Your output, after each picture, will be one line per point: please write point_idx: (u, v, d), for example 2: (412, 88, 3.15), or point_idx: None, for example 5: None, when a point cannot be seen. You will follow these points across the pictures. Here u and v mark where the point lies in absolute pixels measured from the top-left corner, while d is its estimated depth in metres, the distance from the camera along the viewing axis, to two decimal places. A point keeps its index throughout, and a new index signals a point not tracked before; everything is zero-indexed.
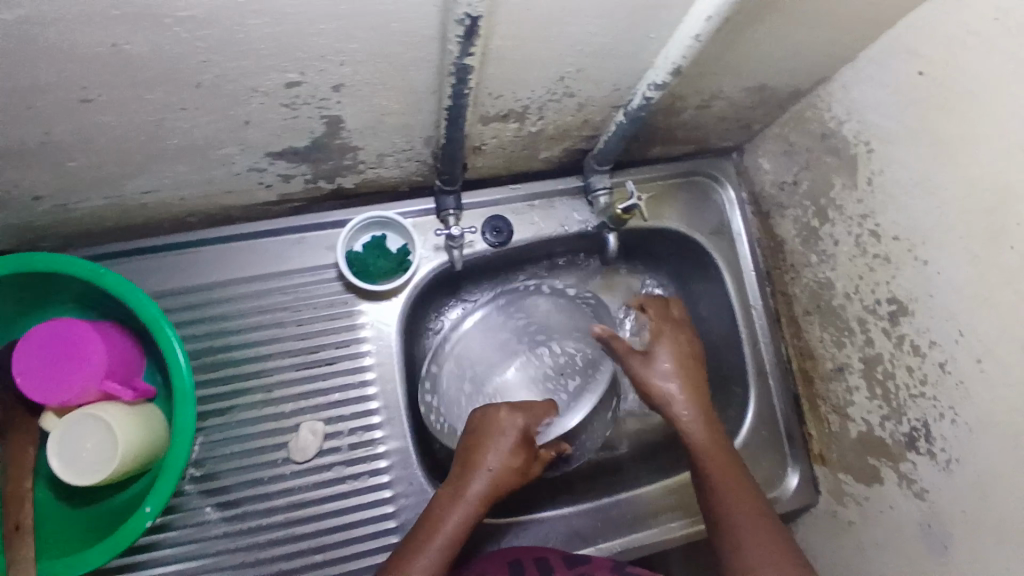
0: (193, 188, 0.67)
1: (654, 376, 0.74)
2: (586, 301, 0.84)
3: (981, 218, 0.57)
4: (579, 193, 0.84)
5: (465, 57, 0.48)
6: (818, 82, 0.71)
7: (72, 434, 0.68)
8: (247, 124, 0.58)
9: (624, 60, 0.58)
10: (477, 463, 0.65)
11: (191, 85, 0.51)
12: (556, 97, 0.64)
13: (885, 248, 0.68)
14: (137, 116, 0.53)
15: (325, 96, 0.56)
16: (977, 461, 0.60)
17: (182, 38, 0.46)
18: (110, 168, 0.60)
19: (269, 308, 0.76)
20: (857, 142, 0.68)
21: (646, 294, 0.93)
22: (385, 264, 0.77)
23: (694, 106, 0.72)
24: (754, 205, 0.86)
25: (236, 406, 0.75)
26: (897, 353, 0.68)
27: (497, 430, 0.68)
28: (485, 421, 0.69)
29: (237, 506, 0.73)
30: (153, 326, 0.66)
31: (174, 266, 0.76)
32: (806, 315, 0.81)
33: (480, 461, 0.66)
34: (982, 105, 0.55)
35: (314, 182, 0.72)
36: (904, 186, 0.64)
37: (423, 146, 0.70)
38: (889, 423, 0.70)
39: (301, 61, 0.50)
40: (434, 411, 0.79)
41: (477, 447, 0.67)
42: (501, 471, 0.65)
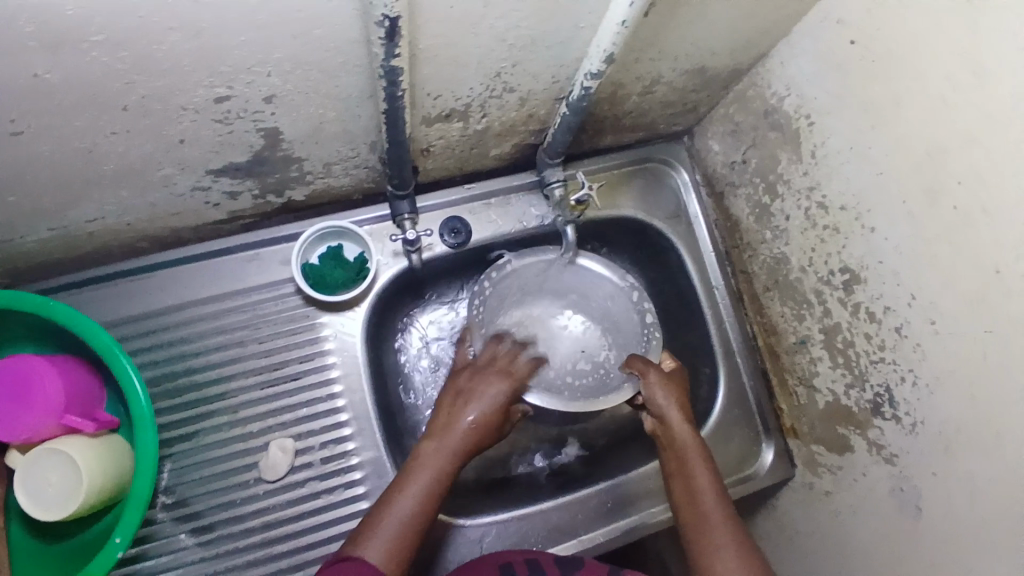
0: (138, 212, 0.66)
1: (658, 395, 0.72)
2: (646, 336, 0.79)
3: (920, 180, 0.58)
4: (534, 188, 0.84)
5: (392, 59, 0.48)
6: (756, 60, 0.72)
7: (35, 471, 0.66)
8: (182, 143, 0.57)
9: (557, 50, 0.59)
10: (460, 422, 0.66)
11: (119, 108, 0.50)
12: (496, 94, 0.64)
13: (833, 219, 0.69)
14: (68, 144, 0.52)
15: (258, 108, 0.55)
16: (941, 420, 0.61)
17: (102, 62, 0.45)
18: (49, 200, 0.59)
19: (228, 328, 0.75)
20: (798, 116, 0.70)
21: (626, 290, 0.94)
22: (343, 274, 0.77)
23: (637, 93, 0.73)
24: (708, 187, 0.87)
25: (202, 429, 0.73)
26: (854, 322, 0.69)
27: (484, 392, 0.68)
28: (473, 385, 0.69)
29: (211, 531, 0.71)
30: (106, 354, 0.64)
31: (127, 292, 0.74)
32: (766, 292, 0.82)
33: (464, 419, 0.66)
34: (910, 68, 0.57)
35: (263, 197, 0.72)
36: (846, 155, 0.65)
37: (369, 152, 0.69)
38: (854, 391, 0.71)
39: (226, 74, 0.50)
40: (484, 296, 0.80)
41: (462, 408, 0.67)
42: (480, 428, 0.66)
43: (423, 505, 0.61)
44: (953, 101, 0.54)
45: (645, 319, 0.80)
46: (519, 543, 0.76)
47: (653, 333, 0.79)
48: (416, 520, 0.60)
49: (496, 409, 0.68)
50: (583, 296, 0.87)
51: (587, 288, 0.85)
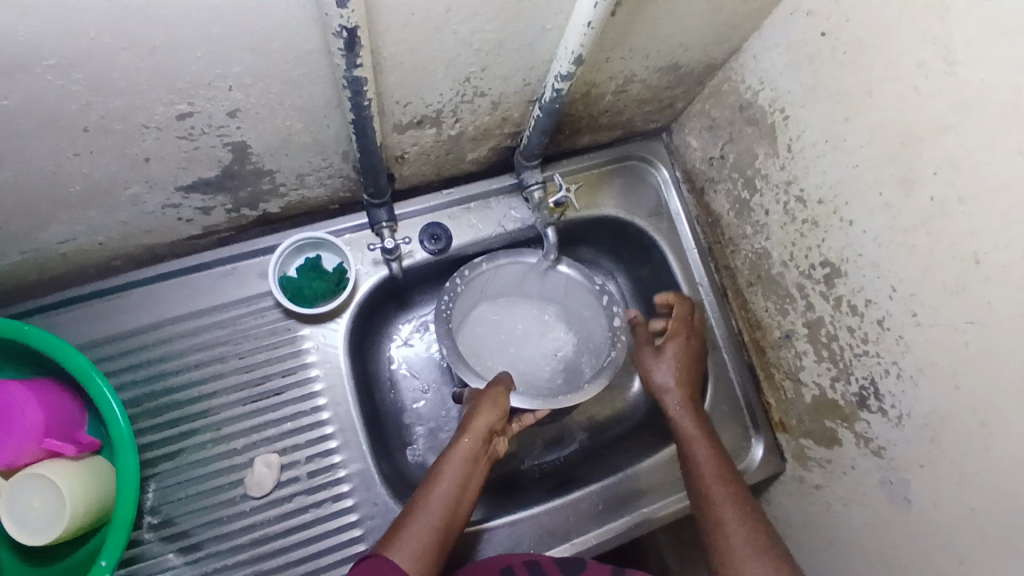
0: (110, 231, 0.65)
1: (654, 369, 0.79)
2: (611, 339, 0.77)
3: (894, 167, 0.58)
4: (514, 191, 0.84)
5: (354, 69, 0.47)
6: (730, 55, 0.72)
7: (18, 494, 0.65)
8: (148, 160, 0.56)
9: (525, 53, 0.58)
10: (469, 427, 0.66)
11: (79, 129, 0.49)
12: (467, 98, 0.63)
13: (812, 212, 0.68)
14: (30, 167, 0.51)
15: (223, 122, 0.54)
16: (927, 409, 0.60)
17: (58, 84, 0.44)
18: (17, 224, 0.58)
19: (208, 345, 0.74)
20: (773, 110, 0.69)
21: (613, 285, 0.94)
22: (322, 285, 0.76)
23: (611, 92, 0.72)
24: (688, 183, 0.87)
25: (185, 448, 0.73)
26: (837, 315, 0.68)
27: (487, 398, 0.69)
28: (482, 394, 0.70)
29: (199, 550, 0.70)
30: (84, 377, 0.63)
31: (104, 312, 0.73)
32: (749, 287, 0.82)
33: (471, 424, 0.67)
34: (880, 57, 0.56)
35: (236, 211, 0.71)
36: (822, 148, 0.65)
37: (342, 162, 0.69)
38: (839, 384, 0.70)
39: (186, 91, 0.49)
40: (451, 293, 0.77)
41: (471, 417, 0.68)
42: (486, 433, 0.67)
43: (443, 513, 0.62)
44: (923, 88, 0.54)
45: (613, 322, 0.78)
46: (511, 549, 0.75)
47: (619, 336, 0.77)
48: (439, 527, 0.61)
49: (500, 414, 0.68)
50: (567, 299, 0.85)
51: (568, 295, 0.84)
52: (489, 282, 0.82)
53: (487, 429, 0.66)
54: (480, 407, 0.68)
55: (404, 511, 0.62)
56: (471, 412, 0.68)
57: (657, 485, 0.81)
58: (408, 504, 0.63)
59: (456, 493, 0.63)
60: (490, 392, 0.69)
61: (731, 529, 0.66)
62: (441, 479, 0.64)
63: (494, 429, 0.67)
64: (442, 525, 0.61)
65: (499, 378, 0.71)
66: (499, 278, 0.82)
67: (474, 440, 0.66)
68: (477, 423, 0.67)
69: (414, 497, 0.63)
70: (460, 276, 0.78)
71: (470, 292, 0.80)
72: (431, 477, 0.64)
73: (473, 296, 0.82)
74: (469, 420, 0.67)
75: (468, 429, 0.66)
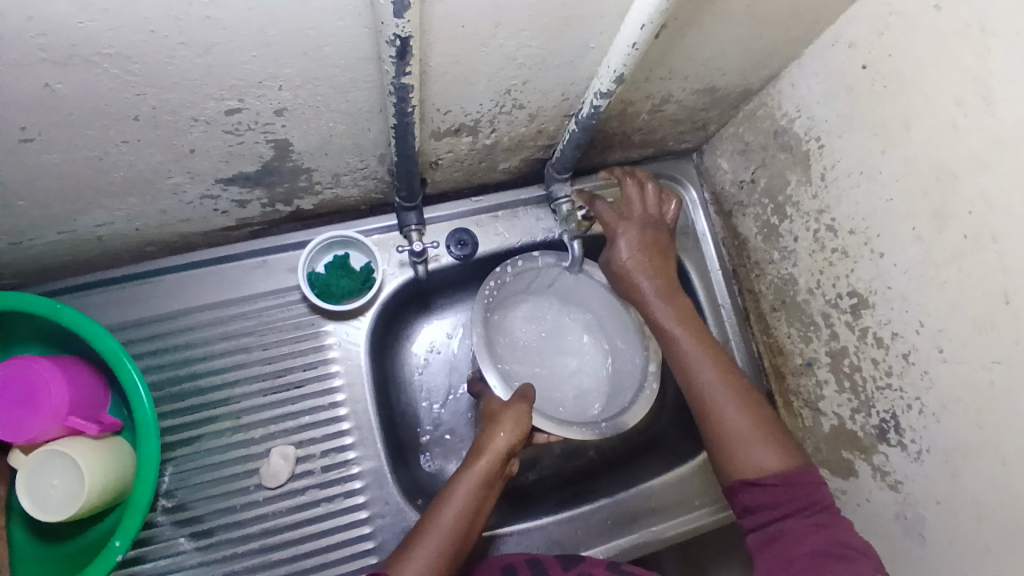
0: (147, 218, 0.67)
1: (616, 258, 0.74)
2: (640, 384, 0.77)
3: (928, 202, 0.58)
4: (542, 202, 0.84)
5: (403, 77, 0.48)
6: (767, 81, 0.73)
7: (39, 472, 0.66)
8: (192, 153, 0.57)
9: (566, 68, 0.59)
10: (488, 448, 0.66)
11: (129, 118, 0.50)
12: (505, 110, 0.64)
13: (842, 242, 0.68)
14: (79, 152, 0.53)
15: (268, 120, 0.55)
16: (948, 446, 0.60)
17: (114, 75, 0.45)
18: (59, 206, 0.59)
19: (233, 334, 0.75)
20: (808, 138, 0.70)
21: None
22: (349, 283, 0.77)
23: (647, 110, 0.73)
24: (715, 204, 0.87)
25: (204, 435, 0.74)
26: (862, 346, 0.68)
27: (505, 413, 0.68)
28: (502, 408, 0.69)
29: (211, 535, 0.72)
30: (114, 360, 0.65)
31: (135, 296, 0.74)
32: (773, 312, 0.82)
33: (490, 446, 0.66)
34: (919, 92, 0.57)
35: (271, 206, 0.72)
36: (856, 178, 0.65)
37: (377, 164, 0.70)
38: (860, 416, 0.70)
39: (237, 89, 0.50)
40: (496, 283, 0.78)
41: (490, 436, 0.67)
42: (508, 455, 0.66)
43: (453, 537, 0.61)
44: (961, 126, 0.54)
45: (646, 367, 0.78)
46: None
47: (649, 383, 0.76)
48: (448, 550, 0.60)
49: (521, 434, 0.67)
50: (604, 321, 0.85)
51: (608, 316, 0.85)
52: (536, 279, 0.83)
53: (506, 451, 0.66)
54: (498, 428, 0.67)
55: (415, 530, 0.62)
56: (489, 432, 0.67)
57: (668, 504, 0.81)
58: (418, 521, 0.63)
59: (469, 516, 0.63)
60: (513, 409, 0.68)
61: (739, 443, 0.65)
62: (453, 499, 0.63)
63: (511, 450, 0.66)
64: (451, 551, 0.61)
65: (522, 391, 0.71)
66: (548, 276, 0.83)
67: (492, 462, 0.65)
68: (495, 446, 0.66)
69: (426, 514, 0.63)
70: (511, 264, 0.79)
71: (517, 283, 0.81)
72: (444, 495, 0.64)
73: (520, 290, 0.83)
74: (487, 442, 0.66)
75: (487, 451, 0.65)
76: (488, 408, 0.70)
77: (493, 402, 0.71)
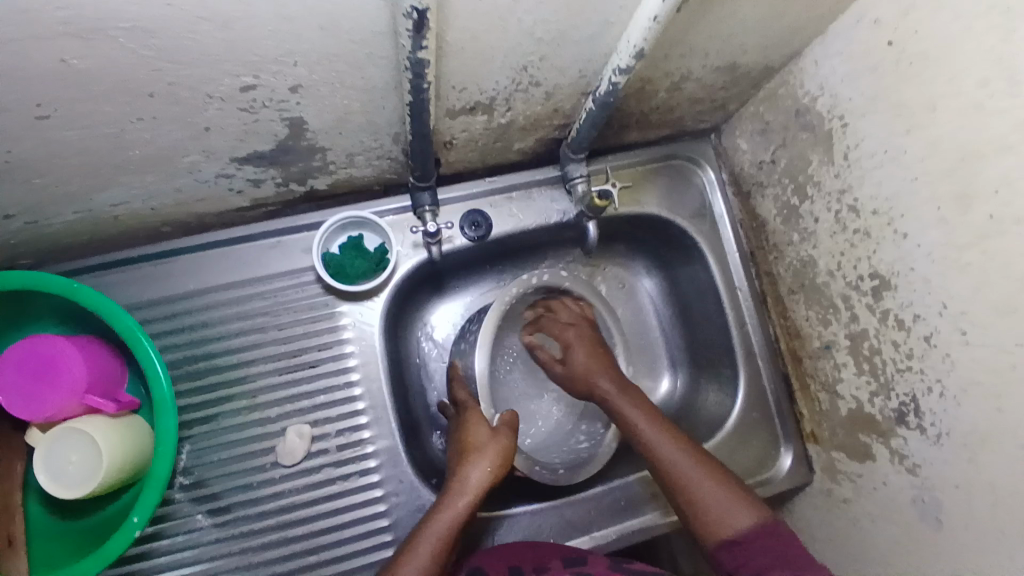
0: (163, 197, 0.67)
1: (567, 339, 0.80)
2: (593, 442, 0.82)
3: (952, 183, 0.57)
4: (557, 183, 0.83)
5: (419, 51, 0.47)
6: (790, 59, 0.71)
7: (58, 448, 0.66)
8: (208, 130, 0.57)
9: (585, 44, 0.58)
10: (469, 484, 0.65)
11: (145, 94, 0.50)
12: (522, 87, 0.63)
13: (864, 223, 0.67)
14: (96, 129, 0.53)
15: (284, 97, 0.55)
16: (966, 431, 0.59)
17: (130, 49, 0.45)
18: (75, 184, 0.59)
19: (248, 314, 0.76)
20: (831, 117, 0.68)
21: (634, 288, 0.97)
22: (363, 264, 0.77)
23: (666, 89, 0.71)
24: (733, 185, 0.86)
25: (221, 413, 0.74)
26: (882, 329, 0.67)
27: (486, 450, 0.68)
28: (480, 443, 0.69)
29: (228, 512, 0.73)
30: (130, 337, 0.65)
31: (151, 276, 0.75)
32: (791, 294, 0.81)
33: (472, 482, 0.65)
34: (945, 70, 0.55)
35: (286, 185, 0.72)
36: (880, 158, 0.63)
37: (392, 143, 0.69)
38: (878, 400, 0.69)
39: (252, 64, 0.49)
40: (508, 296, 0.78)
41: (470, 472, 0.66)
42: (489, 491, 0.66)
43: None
44: (987, 107, 0.52)
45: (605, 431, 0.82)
46: (532, 537, 0.76)
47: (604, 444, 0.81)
48: None
49: (503, 471, 0.67)
50: None
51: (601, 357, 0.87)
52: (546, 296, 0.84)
53: (487, 488, 0.66)
54: (481, 464, 0.67)
55: (390, 568, 0.61)
56: (470, 467, 0.66)
57: None
58: (393, 559, 0.62)
59: (446, 556, 0.62)
60: (496, 446, 0.68)
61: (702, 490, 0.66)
62: (430, 538, 0.62)
63: (491, 484, 0.66)
64: None
65: (506, 424, 0.71)
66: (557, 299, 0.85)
67: (473, 498, 0.65)
68: (476, 483, 0.65)
69: (401, 551, 0.62)
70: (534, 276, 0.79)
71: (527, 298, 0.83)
72: (420, 532, 0.63)
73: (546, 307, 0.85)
74: (469, 476, 0.66)
75: (469, 488, 0.65)
76: (468, 435, 0.70)
77: (473, 431, 0.71)
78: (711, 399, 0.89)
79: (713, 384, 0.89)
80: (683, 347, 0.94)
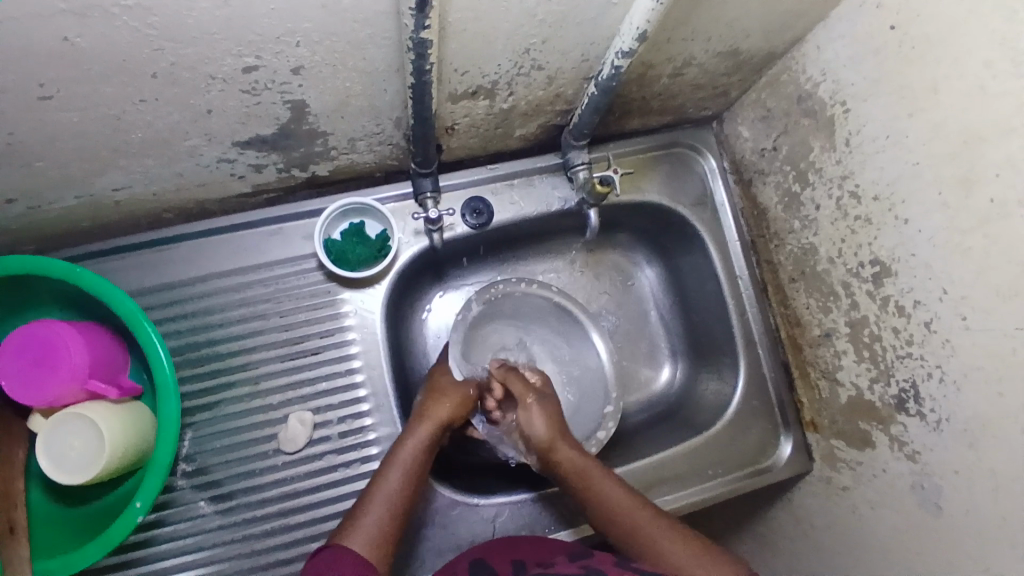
0: (164, 182, 0.66)
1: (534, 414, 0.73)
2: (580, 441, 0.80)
3: (953, 167, 0.57)
4: (559, 170, 0.83)
5: (421, 31, 0.47)
6: (792, 44, 0.71)
7: (59, 433, 0.66)
8: (209, 113, 0.57)
9: (587, 27, 0.58)
10: (429, 415, 0.70)
11: (147, 75, 0.50)
12: (524, 71, 0.63)
13: (865, 209, 0.67)
14: (98, 110, 0.52)
15: (285, 79, 0.55)
16: (967, 416, 0.59)
17: (133, 27, 0.45)
18: (76, 167, 0.59)
19: (249, 301, 0.76)
20: (833, 102, 0.68)
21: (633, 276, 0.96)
22: (364, 251, 0.77)
23: (668, 74, 0.71)
24: (735, 173, 0.86)
25: (223, 400, 0.74)
26: (882, 315, 0.67)
27: (444, 389, 0.74)
28: (439, 386, 0.74)
29: (230, 499, 0.73)
30: (133, 324, 0.65)
31: (152, 263, 0.74)
32: (792, 282, 0.81)
33: (431, 414, 0.70)
34: (946, 52, 0.55)
35: (287, 171, 0.72)
36: (882, 144, 0.63)
37: (393, 129, 0.69)
38: (878, 385, 0.69)
39: (254, 44, 0.49)
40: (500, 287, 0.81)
41: (429, 407, 0.71)
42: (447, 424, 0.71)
43: (399, 498, 0.64)
44: (991, 88, 0.52)
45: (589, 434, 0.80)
46: (531, 524, 0.77)
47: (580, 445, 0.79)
48: (395, 514, 0.63)
49: (459, 409, 0.73)
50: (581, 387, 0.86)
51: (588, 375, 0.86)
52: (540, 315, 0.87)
53: (444, 418, 0.71)
54: (441, 400, 0.72)
55: (360, 499, 0.64)
56: (431, 403, 0.72)
57: (683, 475, 0.80)
58: (361, 493, 0.65)
59: (412, 482, 0.66)
60: (453, 387, 0.74)
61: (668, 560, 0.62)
62: (396, 466, 0.66)
63: (451, 416, 0.72)
64: (395, 517, 0.63)
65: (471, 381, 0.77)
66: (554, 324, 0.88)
67: (433, 428, 0.70)
68: (438, 414, 0.70)
69: (371, 481, 0.66)
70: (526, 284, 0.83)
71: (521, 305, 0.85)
72: (386, 462, 0.67)
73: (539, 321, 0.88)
74: (431, 408, 0.71)
75: (426, 417, 0.70)
76: (431, 381, 0.75)
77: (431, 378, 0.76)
78: (711, 388, 0.89)
79: (713, 373, 0.89)
80: (683, 336, 0.95)
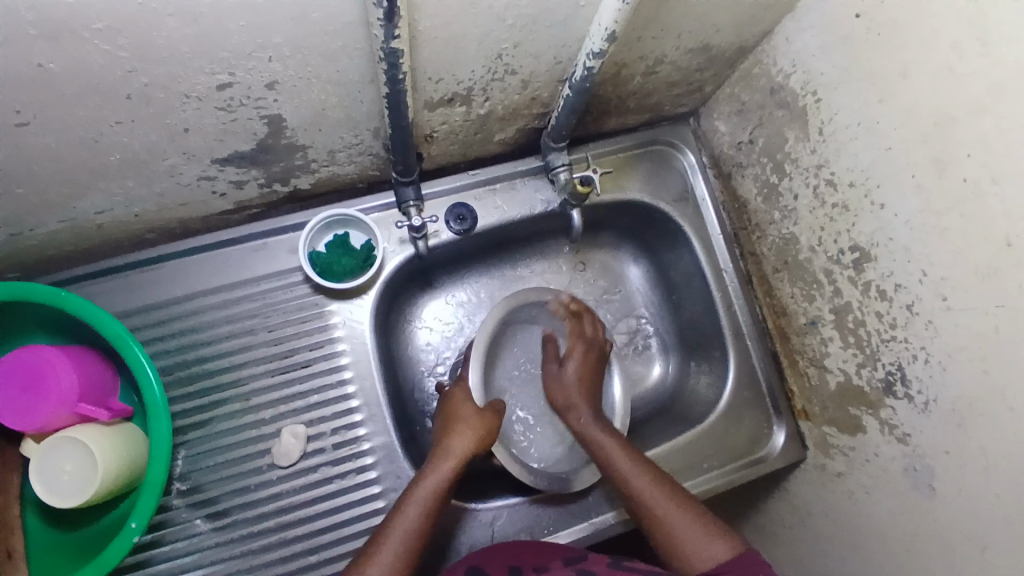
0: (146, 202, 0.67)
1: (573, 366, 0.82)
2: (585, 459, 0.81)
3: (925, 150, 0.58)
4: (541, 172, 0.83)
5: (391, 41, 0.48)
6: (762, 38, 0.72)
7: (50, 457, 0.66)
8: (186, 131, 0.57)
9: (558, 29, 0.59)
10: (451, 451, 0.69)
11: (122, 96, 0.50)
12: (498, 76, 0.64)
13: (842, 196, 0.68)
14: (74, 133, 0.53)
15: (260, 94, 0.55)
16: (954, 395, 0.60)
17: (104, 50, 0.45)
18: (55, 191, 0.59)
19: (237, 317, 0.76)
20: (805, 93, 0.69)
21: (621, 273, 0.97)
22: (350, 261, 0.77)
23: (641, 73, 0.72)
24: (714, 168, 0.87)
25: (215, 417, 0.74)
26: (865, 300, 0.68)
27: (466, 421, 0.72)
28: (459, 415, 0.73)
29: (226, 516, 0.73)
30: (120, 345, 0.65)
31: (137, 284, 0.74)
32: (776, 273, 0.81)
33: (454, 449, 0.69)
34: (911, 38, 0.56)
35: (269, 186, 0.72)
36: (855, 131, 0.64)
37: (372, 139, 0.70)
38: (865, 370, 0.70)
39: (226, 60, 0.50)
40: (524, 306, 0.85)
41: (451, 440, 0.70)
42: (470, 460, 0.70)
43: (414, 538, 0.64)
44: (957, 70, 0.53)
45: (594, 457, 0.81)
46: (530, 526, 0.77)
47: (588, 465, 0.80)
48: (408, 554, 0.63)
49: (483, 442, 0.71)
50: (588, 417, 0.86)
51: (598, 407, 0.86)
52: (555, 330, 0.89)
53: (466, 454, 0.70)
54: (463, 433, 0.71)
55: (374, 535, 0.64)
56: (454, 437, 0.70)
57: (678, 470, 0.81)
58: (377, 529, 0.65)
59: (429, 520, 0.65)
60: (475, 419, 0.72)
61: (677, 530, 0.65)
62: (413, 504, 0.65)
63: (474, 451, 0.70)
64: (408, 558, 0.63)
65: (493, 405, 0.76)
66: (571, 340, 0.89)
67: (454, 465, 0.68)
68: (460, 450, 0.69)
69: (387, 516, 0.65)
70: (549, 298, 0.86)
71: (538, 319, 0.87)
72: (403, 498, 0.66)
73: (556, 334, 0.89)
74: (454, 444, 0.70)
75: (450, 454, 0.69)
76: (450, 410, 0.74)
77: (453, 404, 0.75)
78: (702, 382, 0.89)
79: (704, 367, 0.90)
80: (673, 332, 0.95)
